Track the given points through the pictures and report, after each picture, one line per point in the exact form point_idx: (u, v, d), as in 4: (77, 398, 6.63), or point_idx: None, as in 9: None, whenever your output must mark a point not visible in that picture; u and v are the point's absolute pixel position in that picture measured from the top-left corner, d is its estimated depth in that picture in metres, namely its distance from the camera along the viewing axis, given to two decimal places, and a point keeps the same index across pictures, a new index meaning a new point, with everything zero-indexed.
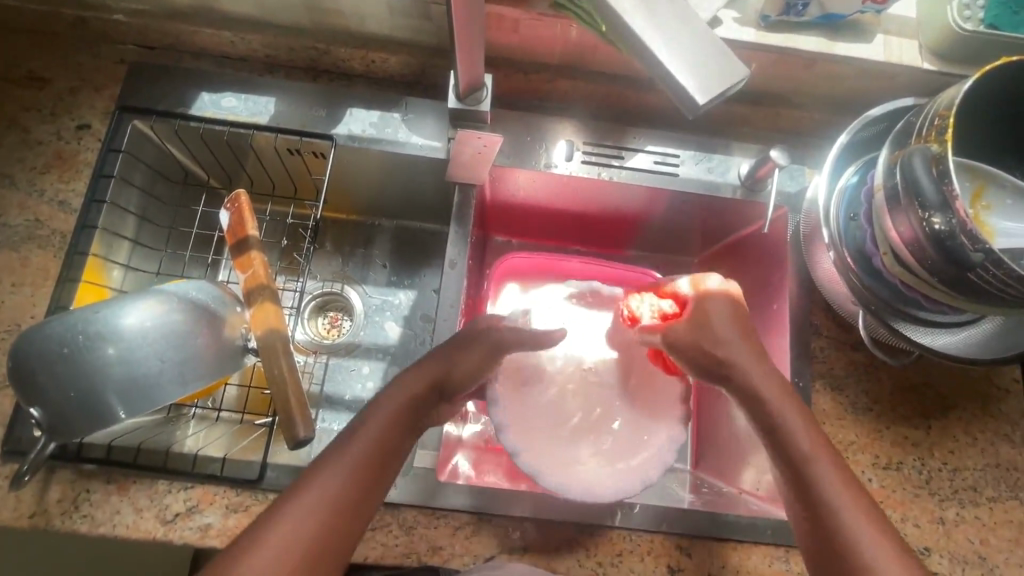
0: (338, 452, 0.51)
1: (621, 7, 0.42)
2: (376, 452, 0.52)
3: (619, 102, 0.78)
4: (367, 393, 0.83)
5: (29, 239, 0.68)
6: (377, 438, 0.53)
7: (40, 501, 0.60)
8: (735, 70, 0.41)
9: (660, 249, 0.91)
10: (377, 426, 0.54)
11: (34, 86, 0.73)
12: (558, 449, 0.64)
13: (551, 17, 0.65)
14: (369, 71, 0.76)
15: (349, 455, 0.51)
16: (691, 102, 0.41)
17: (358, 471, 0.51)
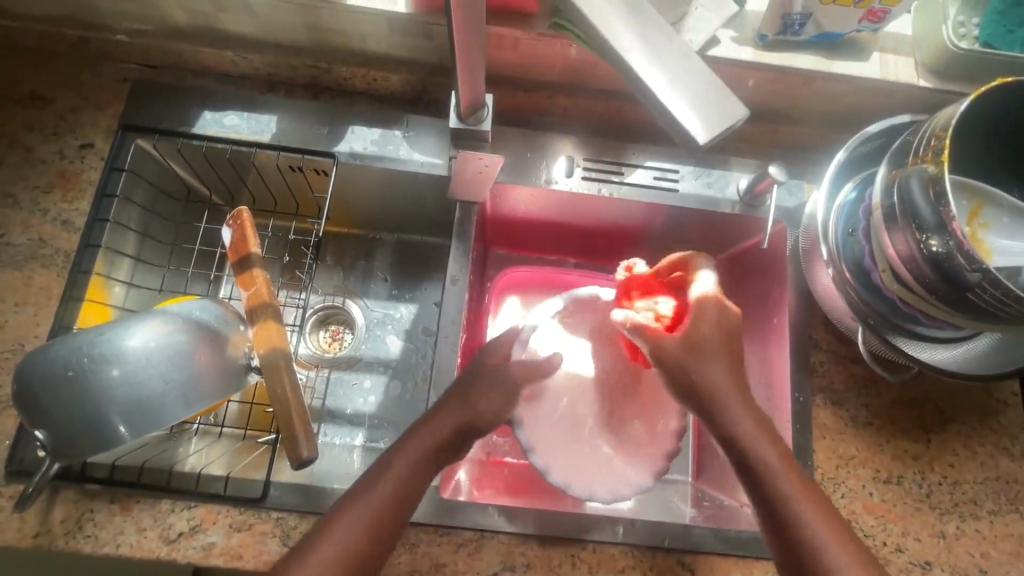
0: (363, 495, 0.54)
1: (620, 43, 0.44)
2: (403, 491, 0.54)
3: (618, 118, 0.78)
4: (369, 407, 0.83)
5: (33, 258, 0.68)
6: (398, 483, 0.55)
7: (43, 521, 0.60)
8: (733, 106, 0.42)
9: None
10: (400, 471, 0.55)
11: (37, 105, 0.73)
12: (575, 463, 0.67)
13: (551, 36, 0.66)
14: (370, 88, 0.76)
15: (373, 498, 0.53)
16: (692, 140, 0.42)
17: (378, 518, 0.53)
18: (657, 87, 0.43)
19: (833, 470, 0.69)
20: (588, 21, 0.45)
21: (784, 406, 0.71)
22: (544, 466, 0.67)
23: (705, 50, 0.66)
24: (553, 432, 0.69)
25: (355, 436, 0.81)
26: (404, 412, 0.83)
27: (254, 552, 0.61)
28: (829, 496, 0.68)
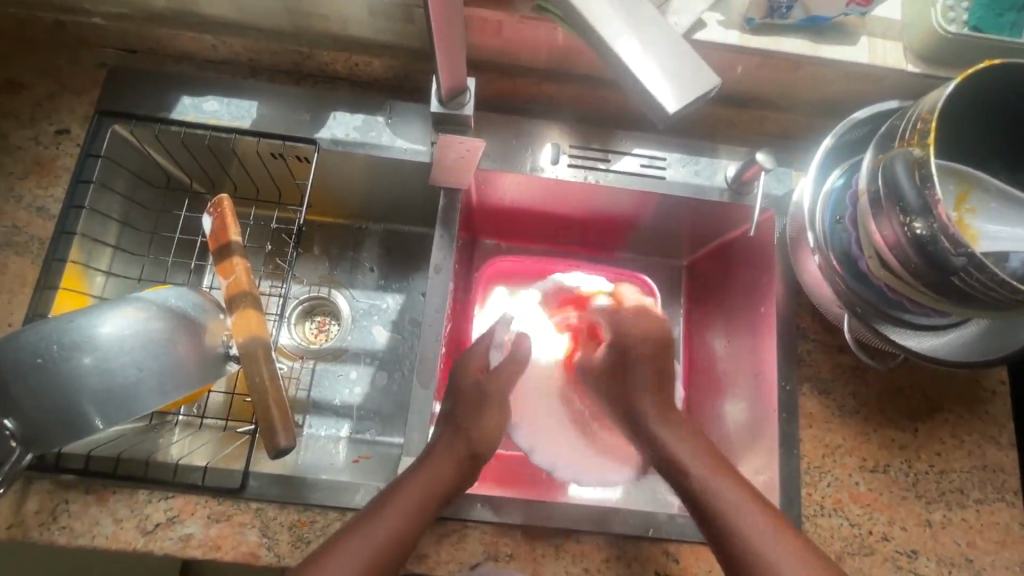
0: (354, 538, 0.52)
1: (593, 17, 0.43)
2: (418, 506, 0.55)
3: (606, 106, 0.77)
4: (355, 398, 0.82)
5: (7, 245, 0.67)
6: (394, 523, 0.54)
7: (17, 512, 0.59)
8: (705, 80, 0.41)
9: (650, 252, 0.90)
10: (399, 509, 0.55)
11: (11, 90, 0.71)
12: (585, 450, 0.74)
13: (535, 18, 0.64)
14: (353, 74, 0.74)
15: (362, 542, 0.52)
16: (662, 111, 0.41)
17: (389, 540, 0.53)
18: (634, 63, 0.42)
19: (819, 459, 0.68)
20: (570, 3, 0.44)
21: (771, 395, 0.70)
22: (551, 465, 0.74)
23: (691, 34, 0.65)
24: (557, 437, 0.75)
25: (341, 427, 0.80)
26: (390, 403, 0.82)
27: (233, 543, 0.60)
28: (815, 485, 0.67)
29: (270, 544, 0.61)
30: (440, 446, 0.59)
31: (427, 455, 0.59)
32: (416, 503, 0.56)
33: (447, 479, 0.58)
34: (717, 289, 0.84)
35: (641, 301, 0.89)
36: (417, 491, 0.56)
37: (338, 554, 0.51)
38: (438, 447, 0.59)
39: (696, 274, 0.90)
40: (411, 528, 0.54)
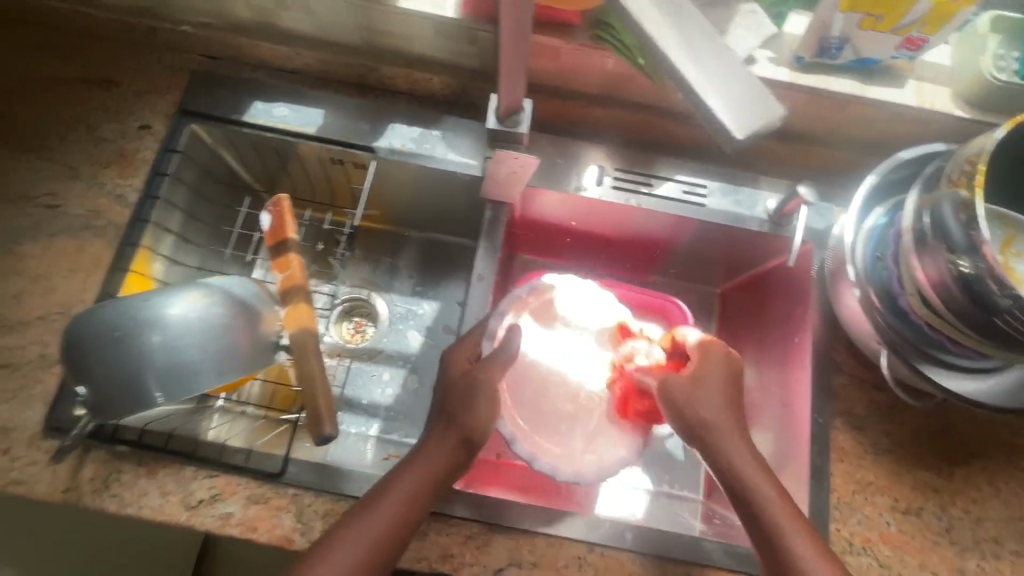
0: (360, 521, 0.56)
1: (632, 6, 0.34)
2: (411, 500, 0.57)
3: (652, 132, 0.79)
4: (386, 398, 0.85)
5: (87, 228, 0.72)
6: (391, 513, 0.56)
7: (74, 477, 0.63)
8: (766, 102, 0.33)
9: (684, 277, 0.92)
10: (393, 504, 0.56)
11: (105, 88, 0.78)
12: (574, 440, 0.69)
13: (592, 47, 0.67)
14: (413, 90, 0.78)
15: (363, 528, 0.55)
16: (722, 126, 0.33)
17: (383, 536, 0.55)
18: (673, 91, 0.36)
19: (849, 495, 0.68)
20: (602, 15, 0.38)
21: (802, 426, 0.70)
22: (552, 470, 0.66)
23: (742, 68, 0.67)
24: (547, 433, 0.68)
25: (371, 426, 0.83)
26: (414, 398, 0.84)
27: (269, 526, 0.63)
28: (844, 521, 0.67)
29: (304, 530, 0.63)
30: (439, 436, 0.58)
31: (427, 442, 0.59)
32: (414, 493, 0.57)
33: (445, 466, 0.57)
34: (751, 319, 0.85)
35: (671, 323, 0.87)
36: (410, 486, 0.57)
37: (343, 540, 0.55)
38: (435, 437, 0.59)
39: (730, 301, 0.90)
40: (406, 520, 0.56)
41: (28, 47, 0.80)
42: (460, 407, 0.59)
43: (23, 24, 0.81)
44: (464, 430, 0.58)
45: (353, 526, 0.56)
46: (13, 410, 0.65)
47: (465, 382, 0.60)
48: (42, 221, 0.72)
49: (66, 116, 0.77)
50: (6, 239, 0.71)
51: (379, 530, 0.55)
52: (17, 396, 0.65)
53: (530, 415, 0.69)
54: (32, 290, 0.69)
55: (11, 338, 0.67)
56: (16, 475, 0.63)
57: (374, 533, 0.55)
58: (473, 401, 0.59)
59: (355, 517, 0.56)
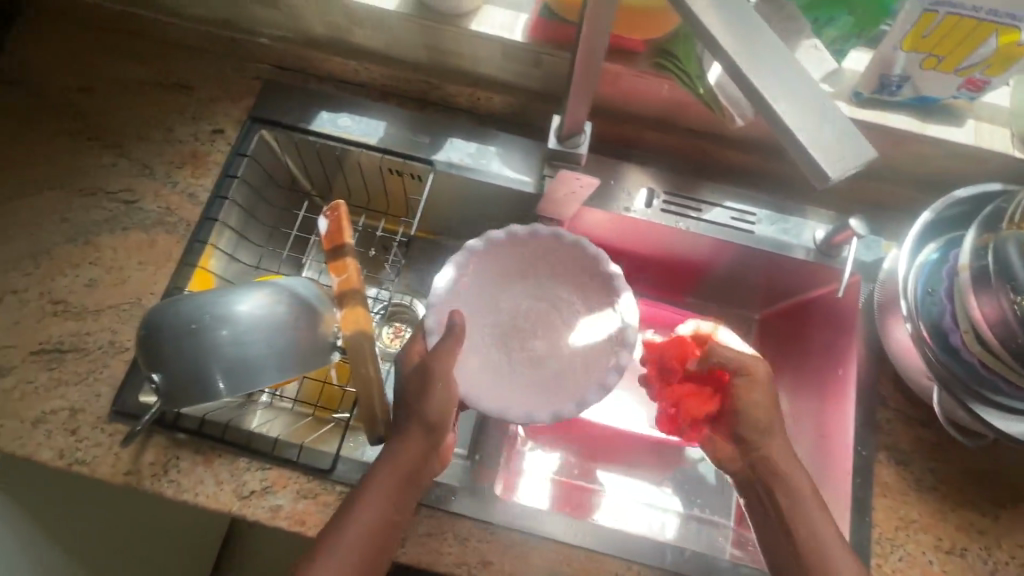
0: (344, 524, 0.56)
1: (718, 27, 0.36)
2: (389, 493, 0.58)
3: (703, 157, 0.81)
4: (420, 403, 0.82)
5: (159, 223, 0.76)
6: (372, 511, 0.57)
7: (135, 461, 0.66)
8: (857, 146, 0.34)
9: (722, 301, 0.93)
10: (372, 501, 0.57)
11: (181, 92, 0.82)
12: (529, 384, 0.68)
13: (654, 75, 0.69)
14: (472, 107, 0.80)
15: (349, 532, 0.56)
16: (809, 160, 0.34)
17: (370, 534, 0.56)
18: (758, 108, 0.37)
19: (892, 531, 0.67)
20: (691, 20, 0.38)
21: (844, 457, 0.70)
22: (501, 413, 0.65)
23: None
24: (502, 382, 0.68)
25: None
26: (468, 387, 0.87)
27: (317, 521, 0.65)
28: (886, 557, 0.66)
29: None
30: (407, 434, 0.60)
31: (397, 438, 0.60)
32: (392, 489, 0.58)
33: (417, 460, 0.59)
34: (790, 346, 0.86)
35: None
36: (387, 482, 0.58)
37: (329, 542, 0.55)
38: (403, 435, 0.60)
39: (769, 328, 0.91)
40: (387, 516, 0.57)
41: (111, 50, 0.84)
42: (422, 407, 0.60)
43: (107, 29, 0.86)
44: (425, 420, 0.60)
45: (341, 529, 0.56)
46: (81, 393, 0.68)
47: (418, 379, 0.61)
48: (117, 215, 0.76)
49: (142, 117, 0.81)
50: (83, 230, 0.75)
51: (366, 531, 0.56)
52: (86, 380, 0.69)
53: (484, 363, 0.69)
54: (105, 280, 0.73)
55: (84, 324, 0.71)
56: (80, 456, 0.66)
57: (363, 534, 0.56)
58: (427, 387, 0.60)
59: (341, 517, 0.57)
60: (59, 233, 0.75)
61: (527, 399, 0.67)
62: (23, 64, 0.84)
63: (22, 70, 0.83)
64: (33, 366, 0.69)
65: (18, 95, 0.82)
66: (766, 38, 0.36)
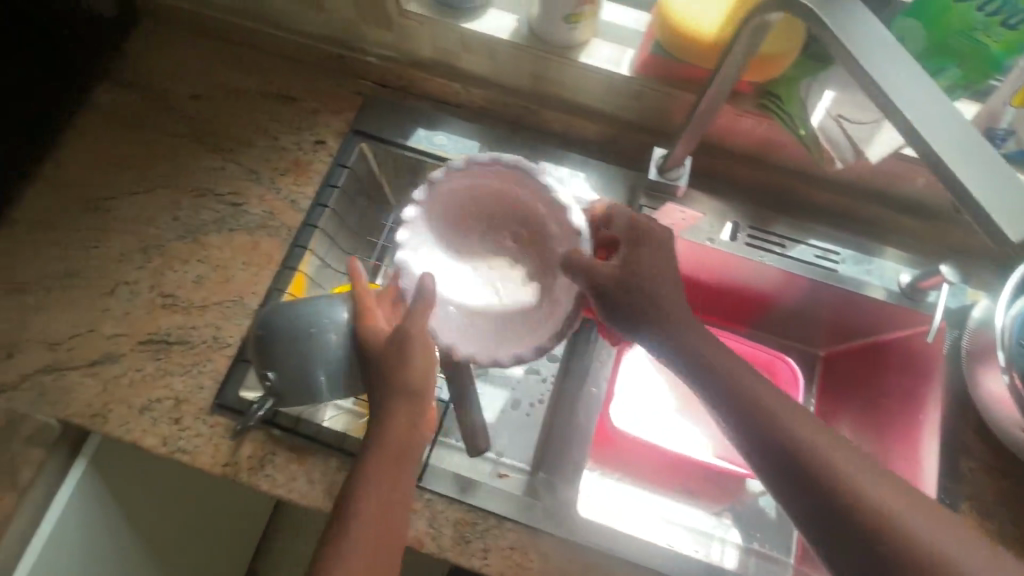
0: (345, 529, 0.56)
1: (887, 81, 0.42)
2: (388, 471, 0.58)
3: (790, 195, 0.82)
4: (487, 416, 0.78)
5: (262, 227, 0.79)
6: (375, 491, 0.58)
7: (233, 453, 0.69)
8: None
9: (788, 336, 0.94)
10: (371, 484, 0.58)
11: (285, 102, 0.86)
12: (519, 318, 0.63)
13: (755, 114, 0.72)
14: (566, 132, 0.83)
15: (354, 531, 0.56)
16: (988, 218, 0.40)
17: (380, 514, 0.57)
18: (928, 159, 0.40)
19: None
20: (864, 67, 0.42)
21: None
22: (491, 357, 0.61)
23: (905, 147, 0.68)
24: (490, 324, 0.64)
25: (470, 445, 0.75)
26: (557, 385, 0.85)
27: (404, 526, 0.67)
28: None
29: (435, 534, 0.67)
30: (392, 425, 0.59)
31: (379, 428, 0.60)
32: (389, 466, 0.59)
33: (405, 445, 0.59)
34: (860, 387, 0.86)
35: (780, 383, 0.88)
36: (382, 462, 0.58)
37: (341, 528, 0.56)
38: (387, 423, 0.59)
39: (835, 365, 0.91)
40: (390, 492, 0.58)
41: (218, 57, 0.87)
42: (401, 398, 0.60)
43: (214, 36, 0.88)
44: (406, 391, 0.60)
45: (340, 536, 0.56)
46: (184, 384, 0.72)
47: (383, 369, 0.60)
48: (223, 216, 0.80)
49: (247, 124, 0.84)
50: (191, 229, 0.79)
51: (365, 530, 0.56)
52: (189, 373, 0.72)
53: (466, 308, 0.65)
54: (210, 278, 0.77)
55: (190, 319, 0.75)
56: (182, 444, 0.70)
57: (366, 536, 0.56)
58: (404, 359, 0.59)
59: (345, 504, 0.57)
60: (168, 230, 0.79)
61: (519, 333, 0.62)
62: (133, 66, 0.87)
63: (132, 73, 0.86)
64: (141, 355, 0.73)
65: (127, 98, 0.85)
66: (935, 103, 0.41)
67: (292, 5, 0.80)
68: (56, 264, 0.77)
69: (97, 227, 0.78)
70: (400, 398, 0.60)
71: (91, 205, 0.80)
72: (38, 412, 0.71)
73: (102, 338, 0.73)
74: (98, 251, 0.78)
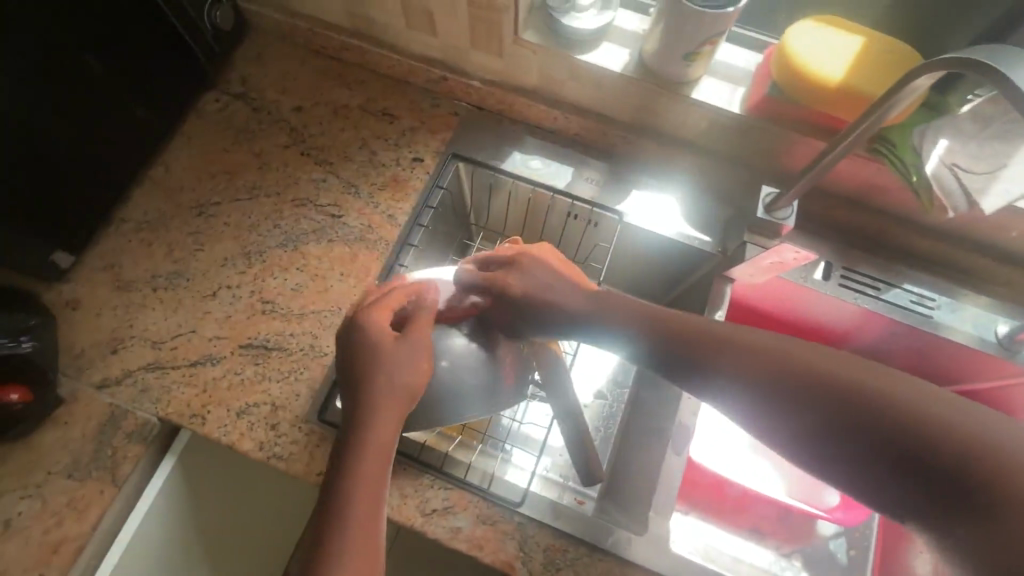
0: (340, 525, 0.49)
1: None
2: (381, 456, 0.53)
3: (887, 238, 0.81)
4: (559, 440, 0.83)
5: (360, 240, 0.81)
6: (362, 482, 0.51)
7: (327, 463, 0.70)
8: None
9: None
10: (360, 477, 0.51)
11: (386, 120, 0.88)
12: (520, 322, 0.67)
13: (864, 157, 0.73)
14: (660, 164, 0.84)
15: (345, 534, 0.49)
16: None
17: (369, 507, 0.51)
18: None
19: None
20: None
21: None
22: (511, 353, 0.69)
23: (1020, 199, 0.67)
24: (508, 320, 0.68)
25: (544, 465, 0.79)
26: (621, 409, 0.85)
27: (495, 547, 0.67)
28: None
29: (524, 559, 0.67)
30: (379, 412, 0.54)
31: (365, 420, 0.54)
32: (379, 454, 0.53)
33: (393, 436, 0.54)
34: None
35: None
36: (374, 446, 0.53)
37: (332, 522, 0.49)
38: (375, 418, 0.54)
39: None
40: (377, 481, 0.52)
41: (326, 75, 0.91)
42: (386, 389, 0.55)
43: (323, 54, 0.92)
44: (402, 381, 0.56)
45: (339, 533, 0.49)
46: (282, 390, 0.73)
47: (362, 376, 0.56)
48: (323, 226, 0.82)
49: (349, 139, 0.87)
50: (292, 237, 0.81)
51: (363, 521, 0.50)
52: (287, 379, 0.74)
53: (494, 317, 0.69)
54: (309, 287, 0.79)
55: (288, 326, 0.76)
56: (277, 451, 0.70)
57: (363, 531, 0.49)
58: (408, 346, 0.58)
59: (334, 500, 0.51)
60: (270, 237, 0.81)
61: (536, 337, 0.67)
62: (244, 79, 0.91)
63: (242, 84, 0.90)
64: (240, 359, 0.74)
65: (237, 108, 0.89)
66: None
67: (405, 27, 0.83)
68: (163, 264, 0.79)
69: (202, 230, 0.81)
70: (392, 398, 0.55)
71: (196, 208, 0.83)
72: (138, 409, 0.72)
73: (203, 340, 0.75)
74: (202, 254, 0.80)
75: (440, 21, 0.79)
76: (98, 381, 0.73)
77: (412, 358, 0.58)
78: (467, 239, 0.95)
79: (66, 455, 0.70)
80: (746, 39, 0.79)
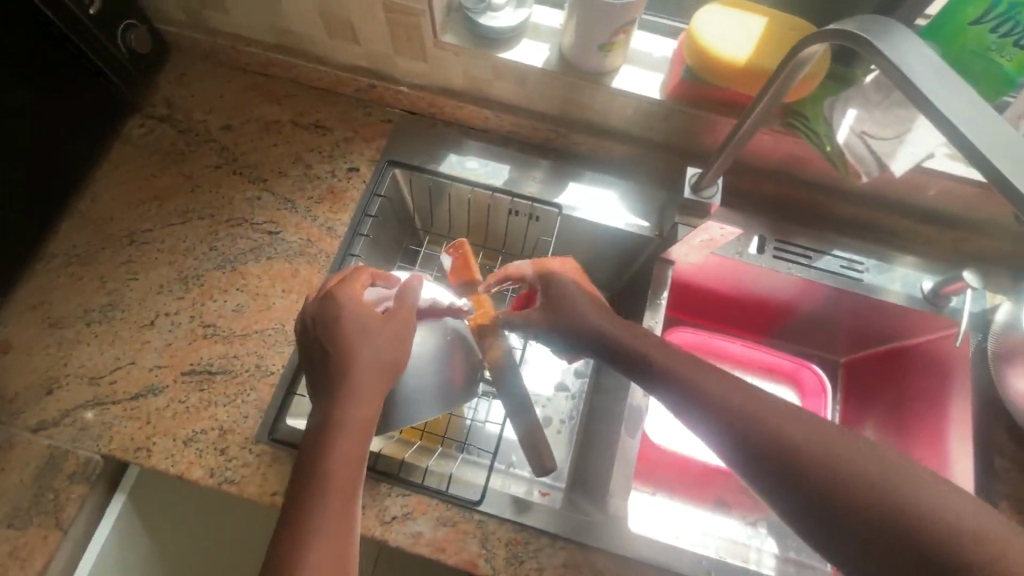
0: (316, 492, 0.51)
1: (944, 104, 0.41)
2: (358, 424, 0.54)
3: (814, 207, 0.85)
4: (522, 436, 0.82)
5: (301, 254, 0.80)
6: (339, 449, 0.52)
7: (281, 483, 0.69)
8: None
9: (805, 343, 0.96)
10: (335, 447, 0.53)
11: (318, 132, 0.87)
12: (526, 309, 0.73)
13: (781, 132, 0.76)
14: (594, 154, 0.86)
15: (320, 498, 0.50)
16: None
17: (345, 475, 0.52)
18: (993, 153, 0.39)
19: None
20: (918, 87, 0.43)
21: None
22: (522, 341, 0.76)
23: (924, 161, 0.71)
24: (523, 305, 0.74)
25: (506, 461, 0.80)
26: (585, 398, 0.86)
27: (457, 548, 0.67)
28: None
29: (487, 556, 0.67)
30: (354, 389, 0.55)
31: (329, 425, 0.53)
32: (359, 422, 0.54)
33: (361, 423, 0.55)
34: (892, 399, 0.87)
35: (803, 392, 0.90)
36: (346, 420, 0.54)
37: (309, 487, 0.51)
38: (348, 394, 0.55)
39: (856, 372, 0.94)
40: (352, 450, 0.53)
41: (253, 92, 0.90)
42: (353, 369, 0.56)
43: (249, 72, 0.91)
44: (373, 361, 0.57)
45: (331, 521, 0.50)
46: (229, 414, 0.72)
47: (333, 369, 0.57)
48: (261, 244, 0.81)
49: (282, 154, 0.86)
50: (230, 258, 0.80)
51: (339, 489, 0.51)
52: (234, 402, 0.72)
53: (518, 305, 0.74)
54: (251, 306, 0.77)
55: (232, 348, 0.75)
56: (228, 475, 0.69)
57: (339, 495, 0.51)
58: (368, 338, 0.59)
59: (309, 470, 0.52)
60: (206, 260, 0.80)
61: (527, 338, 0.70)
62: (169, 102, 0.89)
63: (167, 107, 0.89)
64: (183, 386, 0.73)
65: (163, 132, 0.87)
66: (983, 110, 0.41)
67: (329, 38, 0.82)
68: (96, 297, 0.77)
69: (135, 259, 0.79)
70: (368, 379, 0.56)
71: (128, 237, 0.81)
72: (79, 449, 0.70)
73: (143, 370, 0.73)
74: (137, 283, 0.78)
75: (362, 29, 0.79)
76: (34, 425, 0.70)
77: (388, 338, 0.59)
78: (414, 245, 0.95)
79: (5, 503, 0.67)
80: (659, 27, 0.82)
